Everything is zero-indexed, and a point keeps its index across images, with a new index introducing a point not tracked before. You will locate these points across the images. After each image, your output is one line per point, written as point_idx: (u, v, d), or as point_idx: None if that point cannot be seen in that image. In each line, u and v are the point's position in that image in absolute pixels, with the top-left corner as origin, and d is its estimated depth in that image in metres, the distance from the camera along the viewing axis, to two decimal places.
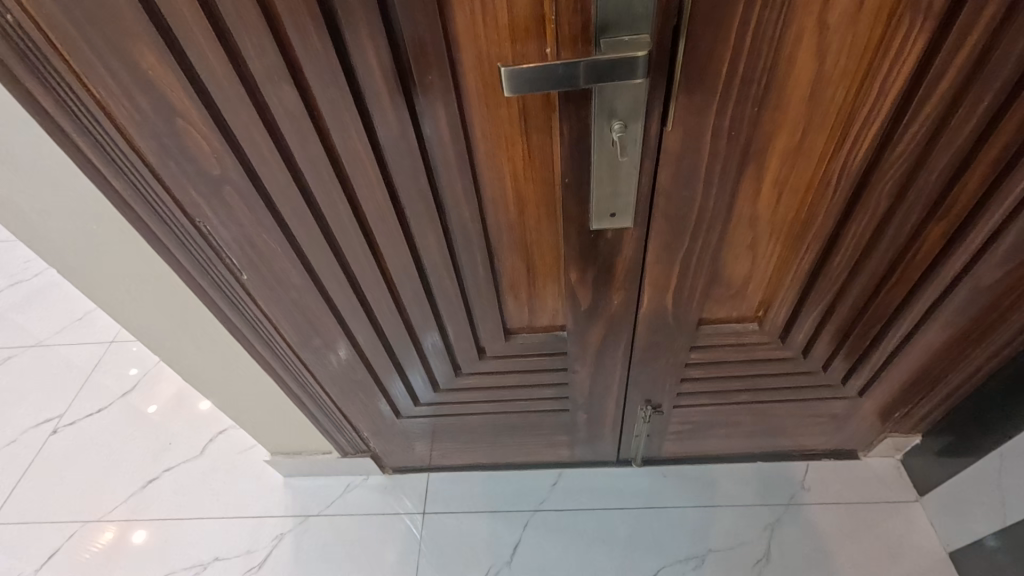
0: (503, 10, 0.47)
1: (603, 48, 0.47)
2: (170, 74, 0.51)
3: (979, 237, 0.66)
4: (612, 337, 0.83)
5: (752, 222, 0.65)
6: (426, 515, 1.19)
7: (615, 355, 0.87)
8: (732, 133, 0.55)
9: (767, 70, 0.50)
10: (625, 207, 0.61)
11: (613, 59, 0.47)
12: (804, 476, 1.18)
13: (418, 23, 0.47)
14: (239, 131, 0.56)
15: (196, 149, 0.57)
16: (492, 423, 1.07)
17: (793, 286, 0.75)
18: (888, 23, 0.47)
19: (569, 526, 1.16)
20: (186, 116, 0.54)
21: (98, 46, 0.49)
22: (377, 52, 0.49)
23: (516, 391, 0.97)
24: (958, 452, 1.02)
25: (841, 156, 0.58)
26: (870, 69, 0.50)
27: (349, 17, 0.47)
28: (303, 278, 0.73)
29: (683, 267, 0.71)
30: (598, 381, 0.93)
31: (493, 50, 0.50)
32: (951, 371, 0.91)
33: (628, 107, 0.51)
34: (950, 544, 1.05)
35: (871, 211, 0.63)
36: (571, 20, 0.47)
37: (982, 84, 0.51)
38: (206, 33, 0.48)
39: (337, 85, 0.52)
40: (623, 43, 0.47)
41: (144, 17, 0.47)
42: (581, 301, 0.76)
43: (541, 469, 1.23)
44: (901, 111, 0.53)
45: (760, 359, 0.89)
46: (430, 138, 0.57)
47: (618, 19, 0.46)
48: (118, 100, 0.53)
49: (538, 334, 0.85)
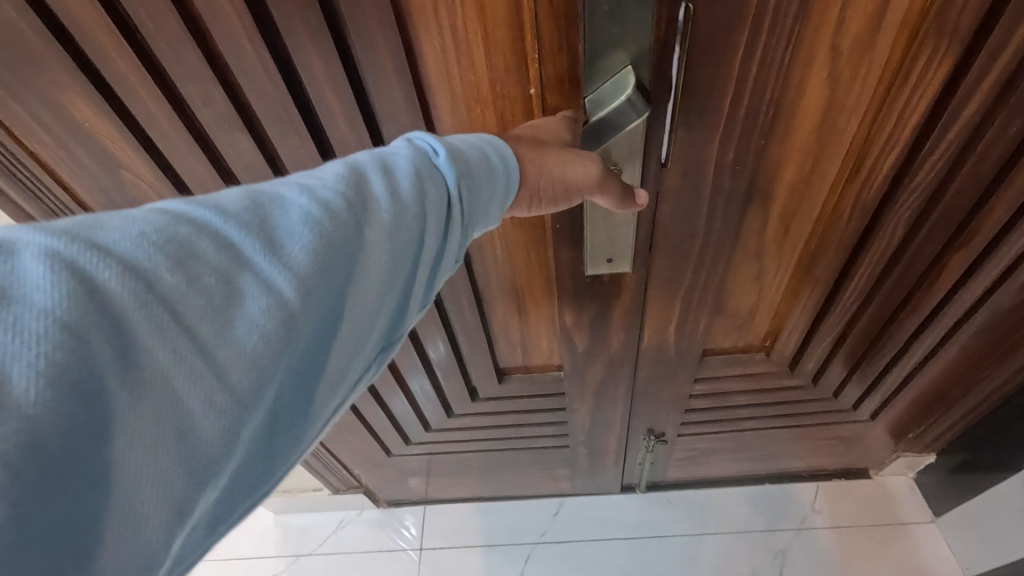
0: (479, 48, 0.43)
1: (591, 105, 0.44)
2: (108, 124, 0.48)
3: (1003, 261, 0.61)
4: (611, 375, 0.78)
5: (759, 255, 0.61)
6: (424, 551, 1.15)
7: (615, 393, 0.83)
8: (736, 167, 0.50)
9: (774, 100, 0.45)
10: (623, 251, 0.57)
11: (602, 116, 0.44)
12: (815, 497, 1.13)
13: (379, 61, 0.44)
14: (188, 177, 0.54)
15: (145, 198, 0.55)
16: (488, 458, 1.02)
17: (803, 317, 0.70)
18: (908, 48, 0.42)
19: (573, 557, 1.11)
20: (130, 167, 0.52)
21: (26, 97, 0.46)
22: (334, 93, 0.46)
23: (514, 429, 0.93)
24: (974, 472, 0.97)
25: (854, 186, 0.53)
26: (888, 95, 0.45)
27: (298, 51, 0.43)
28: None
29: (686, 300, 0.66)
30: (599, 417, 0.89)
31: (470, 91, 0.46)
32: (968, 393, 0.87)
33: (622, 151, 0.47)
34: (971, 568, 1.01)
35: (887, 239, 0.59)
36: (556, 58, 0.43)
37: (1011, 110, 0.46)
38: (142, 80, 0.45)
39: (292, 123, 0.48)
40: (603, 92, 0.43)
41: (73, 67, 0.44)
42: (577, 343, 0.71)
43: (542, 498, 1.18)
44: (921, 137, 0.49)
45: (768, 386, 0.85)
46: None
47: (600, 60, 0.41)
48: (55, 151, 0.50)
49: (533, 373, 0.81)
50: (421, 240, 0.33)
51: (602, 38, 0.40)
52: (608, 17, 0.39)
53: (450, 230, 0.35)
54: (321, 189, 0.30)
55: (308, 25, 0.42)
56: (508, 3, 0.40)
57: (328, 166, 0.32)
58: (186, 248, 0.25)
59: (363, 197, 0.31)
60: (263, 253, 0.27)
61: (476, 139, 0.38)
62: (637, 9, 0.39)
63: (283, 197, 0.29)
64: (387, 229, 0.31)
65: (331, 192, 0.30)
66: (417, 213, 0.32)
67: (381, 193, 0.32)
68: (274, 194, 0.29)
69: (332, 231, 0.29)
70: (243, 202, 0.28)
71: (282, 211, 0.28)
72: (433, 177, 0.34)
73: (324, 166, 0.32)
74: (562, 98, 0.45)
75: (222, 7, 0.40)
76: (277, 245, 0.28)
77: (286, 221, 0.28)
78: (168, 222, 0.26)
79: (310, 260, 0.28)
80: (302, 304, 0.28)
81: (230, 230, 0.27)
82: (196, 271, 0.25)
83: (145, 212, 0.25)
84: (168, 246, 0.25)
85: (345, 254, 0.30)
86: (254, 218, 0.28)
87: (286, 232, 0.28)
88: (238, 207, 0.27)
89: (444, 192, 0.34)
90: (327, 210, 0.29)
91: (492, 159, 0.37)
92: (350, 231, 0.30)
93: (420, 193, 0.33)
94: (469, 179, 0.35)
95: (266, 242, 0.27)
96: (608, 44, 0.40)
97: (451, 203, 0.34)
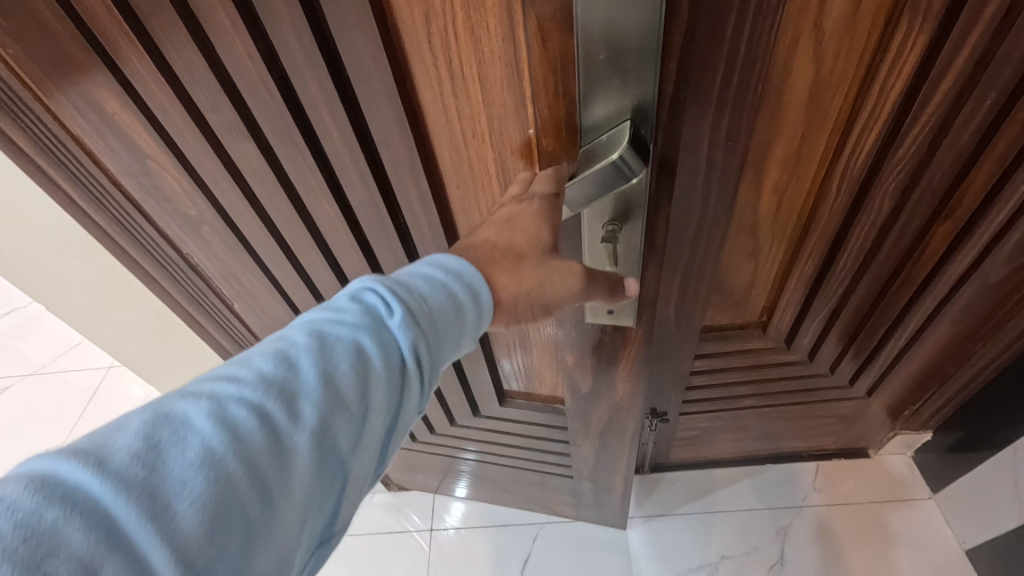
0: (478, 87, 0.47)
1: (583, 167, 0.47)
2: (133, 118, 0.52)
3: (988, 232, 0.64)
4: (615, 425, 0.82)
5: (753, 229, 0.64)
6: (434, 532, 1.19)
7: (621, 438, 0.85)
8: (729, 146, 0.52)
9: (761, 87, 0.48)
10: (623, 307, 0.63)
11: (592, 171, 0.46)
12: (815, 477, 1.16)
13: (365, 70, 0.46)
14: (202, 172, 0.57)
15: (169, 188, 0.59)
16: (494, 470, 1.06)
17: (797, 293, 0.73)
18: (885, 27, 0.46)
19: (579, 540, 1.14)
20: (155, 158, 0.55)
21: (64, 89, 0.50)
22: (322, 93, 0.48)
23: (521, 449, 0.98)
24: (969, 448, 1.00)
25: (840, 162, 0.56)
26: (868, 71, 0.49)
27: (287, 53, 0.45)
28: (286, 304, 0.75)
29: (684, 282, 0.68)
30: (602, 458, 0.91)
31: (467, 123, 0.50)
32: (961, 367, 0.90)
33: (620, 207, 0.54)
34: (967, 541, 1.03)
35: (874, 215, 0.62)
36: (553, 104, 0.47)
37: (984, 84, 0.49)
38: (160, 84, 0.49)
39: (285, 123, 0.51)
40: (593, 152, 0.47)
41: (102, 65, 0.47)
42: (579, 381, 0.76)
43: (526, 515, 1.18)
44: (903, 111, 0.52)
45: (765, 363, 0.88)
46: (388, 169, 0.55)
47: (595, 100, 0.45)
48: (93, 138, 0.55)
49: (537, 402, 0.89)
50: (348, 419, 0.36)
51: (599, 85, 0.43)
52: (606, 66, 0.42)
53: (391, 388, 0.39)
54: (233, 411, 0.32)
55: (299, 43, 0.44)
56: (505, 42, 0.44)
57: (240, 370, 0.34)
58: (51, 537, 0.26)
59: (283, 405, 0.34)
60: (153, 506, 0.28)
61: (434, 280, 0.44)
62: (636, 62, 0.42)
63: (183, 424, 0.31)
64: (303, 437, 0.34)
65: (249, 408, 0.33)
66: (338, 414, 0.35)
67: (301, 391, 0.35)
68: (172, 424, 0.31)
69: (236, 464, 0.31)
70: (139, 447, 0.29)
71: (179, 447, 0.30)
72: (378, 342, 0.39)
73: (233, 372, 0.34)
74: (558, 142, 0.50)
75: (225, 22, 0.43)
76: (168, 492, 0.29)
77: (185, 456, 0.30)
78: (36, 507, 0.26)
79: (202, 510, 0.29)
80: (197, 548, 0.29)
81: (110, 493, 0.28)
82: (61, 562, 0.25)
83: (12, 497, 0.26)
84: (36, 535, 0.25)
85: (256, 469, 0.31)
86: (142, 468, 0.29)
87: (182, 478, 0.29)
88: (129, 459, 0.29)
89: (372, 379, 0.37)
90: (233, 440, 0.31)
91: (430, 301, 0.42)
92: (262, 442, 0.32)
93: (346, 370, 0.37)
94: (414, 328, 0.40)
95: (155, 495, 0.28)
96: (600, 91, 0.44)
97: (386, 365, 0.38)
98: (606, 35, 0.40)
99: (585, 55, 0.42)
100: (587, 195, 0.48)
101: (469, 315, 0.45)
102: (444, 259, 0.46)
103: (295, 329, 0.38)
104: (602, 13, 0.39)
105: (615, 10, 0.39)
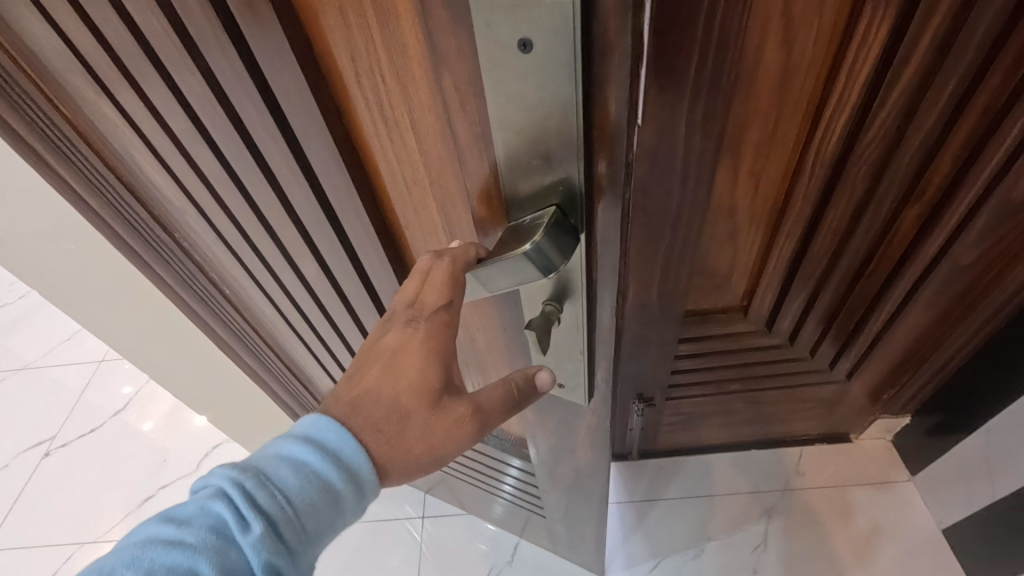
0: (413, 140, 0.39)
1: (495, 251, 0.37)
2: (109, 113, 0.49)
3: (956, 216, 0.67)
4: (580, 484, 0.76)
5: (732, 212, 0.66)
6: (426, 520, 1.20)
7: (585, 498, 0.79)
8: (705, 129, 0.55)
9: (734, 69, 0.50)
10: (574, 388, 0.54)
11: (502, 257, 0.36)
12: (799, 461, 1.19)
13: (299, 110, 0.40)
14: (177, 173, 0.54)
15: (153, 178, 0.58)
16: (474, 488, 1.04)
17: (776, 275, 0.76)
18: (850, 14, 0.48)
19: (550, 569, 1.11)
20: (136, 150, 0.54)
21: (49, 73, 0.49)
22: (264, 128, 0.43)
23: (496, 480, 0.95)
24: (947, 429, 1.02)
25: (813, 146, 0.59)
26: (837, 56, 0.51)
27: (224, 80, 0.40)
28: (271, 307, 0.74)
29: (666, 263, 0.71)
30: (572, 507, 0.86)
31: (405, 166, 0.42)
32: (936, 349, 0.93)
33: (556, 285, 0.43)
34: (944, 521, 1.06)
35: (847, 198, 0.64)
36: (479, 162, 0.38)
37: (945, 72, 0.52)
38: (124, 89, 0.45)
39: (238, 148, 0.46)
40: (510, 233, 0.38)
41: (73, 59, 0.44)
42: (541, 437, 0.71)
43: (503, 532, 1.17)
44: (870, 99, 0.54)
45: (748, 347, 0.91)
46: (338, 212, 0.49)
47: (518, 176, 0.36)
48: (80, 119, 0.54)
49: (506, 442, 0.85)
50: None
51: (518, 164, 0.36)
52: (523, 138, 0.34)
53: None
54: None
55: (230, 65, 0.39)
56: (433, 93, 0.35)
57: None
58: None
59: None
60: None
61: (309, 465, 0.38)
62: (560, 146, 0.34)
63: None
64: None
65: None
66: None
67: None
68: None
69: None
70: None
71: None
72: (223, 565, 0.33)
73: None
74: (492, 212, 0.41)
75: (153, 37, 0.39)
76: None
77: None
78: None
79: None
80: None
81: None
82: None
83: None
84: None
85: None
86: None
87: None
88: None
89: None
90: None
91: (293, 501, 0.37)
92: None
93: None
94: (268, 543, 0.35)
95: None
96: (523, 171, 0.36)
97: None
98: (524, 103, 0.32)
99: (498, 131, 0.34)
100: (497, 284, 0.38)
101: (350, 500, 0.40)
102: (324, 428, 0.40)
103: (117, 562, 0.32)
104: (505, 89, 0.32)
105: (524, 84, 0.31)
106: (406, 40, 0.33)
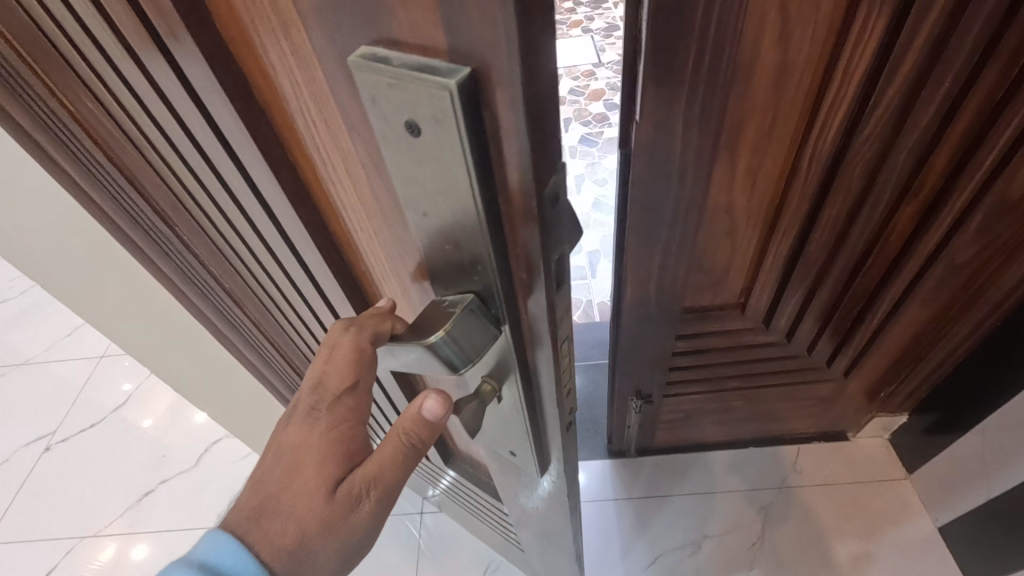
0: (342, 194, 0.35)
1: (405, 330, 0.32)
2: (80, 110, 0.47)
3: (952, 213, 0.68)
4: (547, 536, 0.73)
5: (729, 210, 0.66)
6: (426, 515, 1.21)
7: (556, 549, 0.76)
8: (704, 120, 0.56)
9: (729, 66, 0.52)
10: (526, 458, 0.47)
11: (406, 341, 0.32)
12: (797, 458, 1.19)
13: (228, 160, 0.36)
14: (150, 178, 0.52)
15: (129, 171, 0.55)
16: (456, 505, 1.03)
17: (773, 270, 0.76)
18: (846, 10, 0.49)
19: None
20: (111, 147, 0.52)
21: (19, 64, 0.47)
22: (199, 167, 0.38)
23: (471, 505, 0.93)
24: (943, 427, 1.02)
25: (809, 142, 0.59)
26: (833, 55, 0.52)
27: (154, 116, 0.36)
28: (258, 304, 0.72)
29: (663, 258, 0.72)
30: (545, 551, 0.82)
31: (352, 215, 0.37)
32: (933, 347, 0.93)
33: (493, 365, 0.35)
34: (940, 519, 1.06)
35: (844, 194, 0.65)
36: (395, 227, 0.33)
37: (941, 69, 0.52)
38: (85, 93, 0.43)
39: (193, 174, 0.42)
40: (428, 309, 0.32)
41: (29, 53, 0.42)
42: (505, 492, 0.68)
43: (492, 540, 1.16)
44: (866, 95, 0.55)
45: (747, 344, 0.91)
46: (290, 258, 0.45)
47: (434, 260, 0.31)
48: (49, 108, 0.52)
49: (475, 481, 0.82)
50: None
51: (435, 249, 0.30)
52: (435, 231, 0.29)
53: None
54: None
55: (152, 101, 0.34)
56: (352, 154, 0.30)
57: None
58: None
59: None
60: None
61: None
62: (469, 239, 0.28)
63: None
64: None
65: None
66: None
67: None
68: None
69: None
70: None
71: None
72: None
73: None
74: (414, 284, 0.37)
75: (86, 63, 0.35)
76: None
77: None
78: None
79: None
80: None
81: None
82: None
83: None
84: None
85: None
86: None
87: None
88: None
89: None
90: None
91: None
92: None
93: None
94: None
95: None
96: (443, 262, 0.30)
97: None
98: (428, 190, 0.27)
99: (411, 211, 0.29)
100: (410, 363, 0.33)
101: None
102: (222, 550, 0.37)
103: None
104: (405, 169, 0.27)
105: (419, 166, 0.26)
106: (318, 100, 0.28)
